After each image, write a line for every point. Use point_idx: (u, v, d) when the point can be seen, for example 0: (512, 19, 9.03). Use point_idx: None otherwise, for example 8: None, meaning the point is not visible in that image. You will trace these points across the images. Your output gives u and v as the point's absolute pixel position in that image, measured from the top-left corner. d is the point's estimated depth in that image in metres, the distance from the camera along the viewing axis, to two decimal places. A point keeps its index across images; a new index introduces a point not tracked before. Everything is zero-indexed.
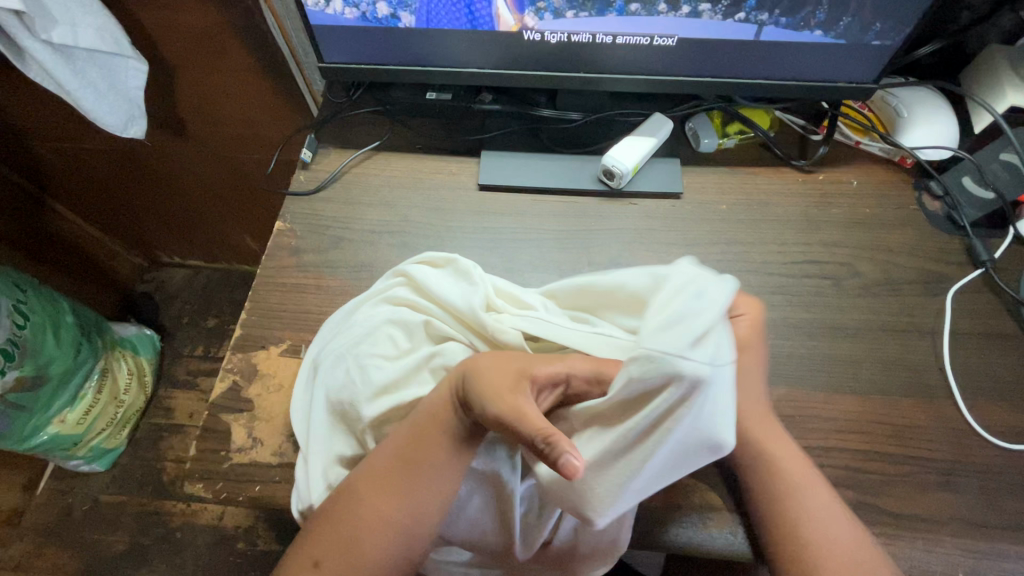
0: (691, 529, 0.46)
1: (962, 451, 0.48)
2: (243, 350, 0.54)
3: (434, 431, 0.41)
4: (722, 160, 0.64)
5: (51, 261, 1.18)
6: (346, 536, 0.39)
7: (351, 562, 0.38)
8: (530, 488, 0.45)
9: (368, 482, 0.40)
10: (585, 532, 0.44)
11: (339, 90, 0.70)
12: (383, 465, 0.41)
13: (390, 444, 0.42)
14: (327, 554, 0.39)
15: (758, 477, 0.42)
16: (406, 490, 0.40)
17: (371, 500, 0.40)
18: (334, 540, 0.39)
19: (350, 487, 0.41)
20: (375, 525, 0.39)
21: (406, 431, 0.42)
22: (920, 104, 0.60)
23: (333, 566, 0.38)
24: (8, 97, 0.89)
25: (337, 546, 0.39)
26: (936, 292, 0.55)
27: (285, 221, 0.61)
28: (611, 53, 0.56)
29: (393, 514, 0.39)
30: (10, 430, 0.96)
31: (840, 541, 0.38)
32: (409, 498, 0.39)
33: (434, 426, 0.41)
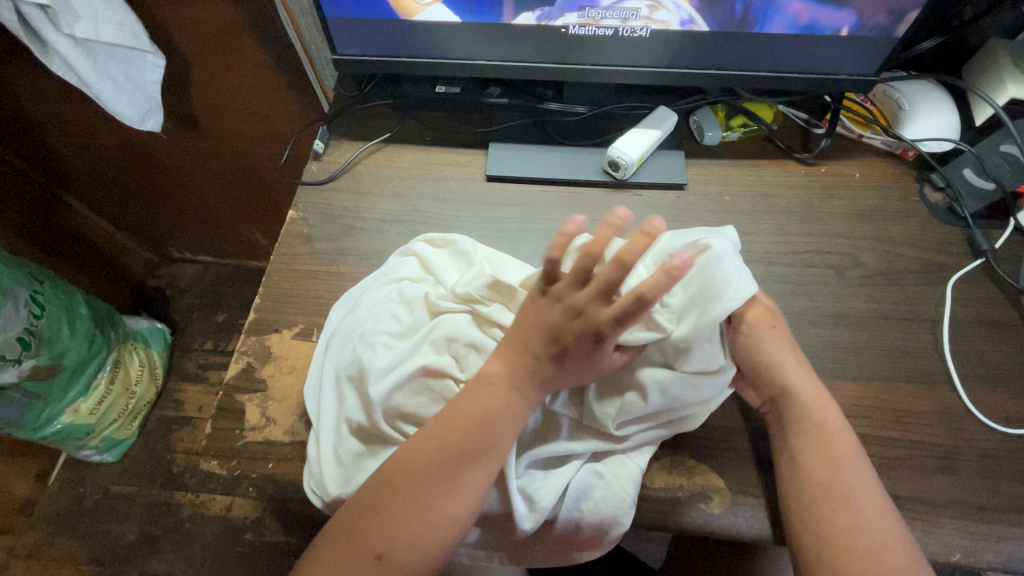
0: (693, 509, 0.47)
1: (962, 435, 0.48)
2: (257, 333, 0.56)
3: (493, 423, 0.42)
4: (726, 153, 0.65)
5: (66, 254, 1.20)
6: (410, 527, 0.40)
7: (417, 554, 0.39)
8: (530, 462, 0.46)
9: (418, 471, 0.41)
10: (587, 509, 0.45)
11: (351, 84, 0.72)
12: (439, 458, 0.41)
13: (437, 434, 0.42)
14: (390, 548, 0.39)
15: (806, 467, 0.43)
16: (467, 481, 0.41)
17: (427, 486, 0.41)
18: (396, 533, 0.40)
19: (404, 482, 0.41)
20: (441, 519, 0.40)
21: (460, 422, 0.42)
22: (922, 98, 0.61)
23: (396, 559, 0.39)
24: (28, 92, 0.91)
25: (402, 540, 0.39)
26: (937, 282, 0.56)
27: (298, 210, 0.63)
28: (614, 45, 0.57)
29: (455, 506, 0.40)
30: (25, 418, 0.98)
31: (878, 541, 0.39)
32: (458, 479, 0.41)
33: (491, 416, 0.42)
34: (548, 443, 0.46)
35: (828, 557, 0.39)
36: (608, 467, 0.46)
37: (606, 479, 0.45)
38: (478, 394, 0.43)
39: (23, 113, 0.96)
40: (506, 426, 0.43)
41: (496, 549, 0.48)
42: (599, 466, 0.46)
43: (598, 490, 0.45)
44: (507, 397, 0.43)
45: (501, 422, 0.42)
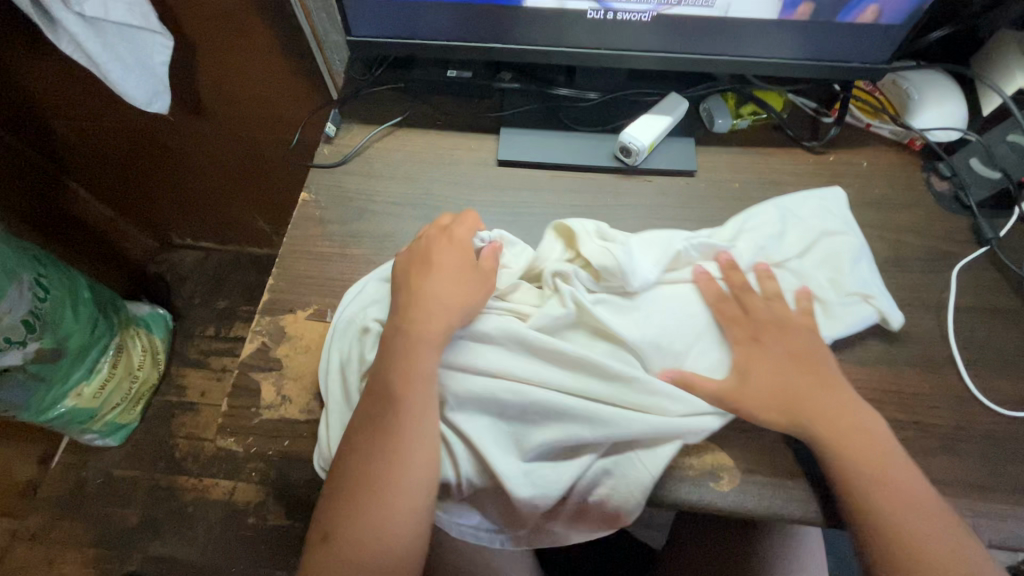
0: (703, 489, 0.47)
1: (966, 418, 0.50)
2: (271, 313, 0.56)
3: (411, 382, 0.44)
4: (735, 141, 0.66)
5: (66, 239, 1.20)
6: (351, 507, 0.41)
7: (387, 527, 0.40)
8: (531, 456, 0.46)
9: (351, 452, 0.43)
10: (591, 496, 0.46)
11: (361, 67, 0.71)
12: (373, 432, 0.43)
13: (366, 409, 0.44)
14: (349, 532, 0.41)
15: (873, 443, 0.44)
16: (403, 444, 0.42)
17: (365, 467, 0.42)
18: (342, 517, 0.41)
19: (356, 467, 0.42)
20: (397, 492, 0.41)
21: (384, 398, 0.44)
22: (930, 87, 0.62)
23: (348, 535, 0.40)
24: (32, 74, 0.91)
25: (367, 519, 0.41)
26: (943, 269, 0.57)
27: (310, 192, 0.63)
28: (628, 30, 0.57)
29: (391, 477, 0.42)
30: (29, 400, 0.98)
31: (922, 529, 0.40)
32: (391, 453, 0.42)
33: (416, 379, 0.44)
34: (523, 428, 0.46)
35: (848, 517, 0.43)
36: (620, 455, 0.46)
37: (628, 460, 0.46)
38: (400, 367, 0.45)
39: (25, 94, 0.95)
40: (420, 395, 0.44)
41: (515, 529, 0.48)
42: (614, 454, 0.46)
43: (596, 466, 0.46)
44: (421, 351, 0.46)
45: (419, 376, 0.45)
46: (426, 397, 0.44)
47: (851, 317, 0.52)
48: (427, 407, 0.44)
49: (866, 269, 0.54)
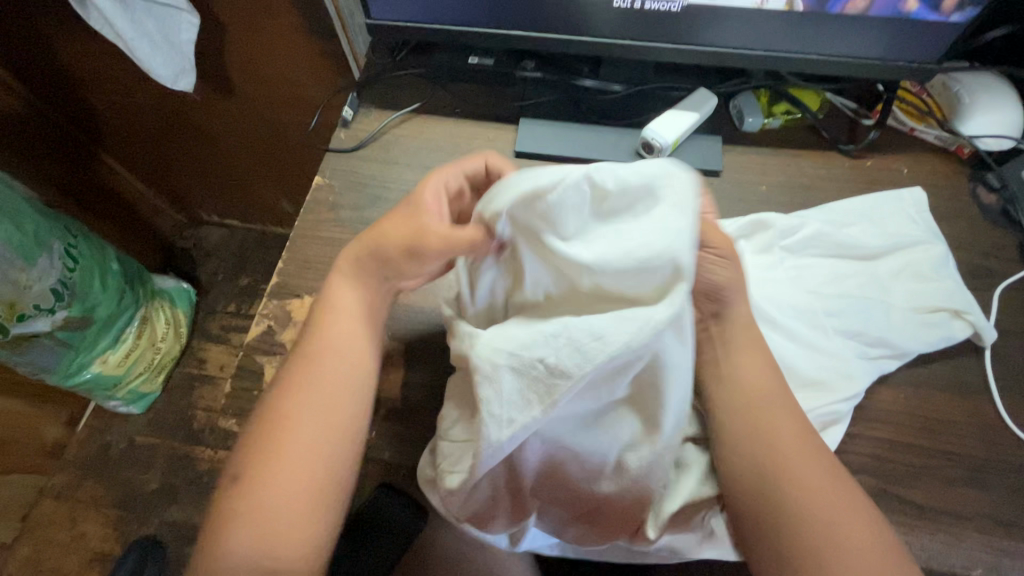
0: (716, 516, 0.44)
1: (996, 449, 0.46)
2: (278, 297, 0.56)
3: (340, 341, 0.45)
4: (765, 141, 0.62)
5: (99, 211, 1.23)
6: (283, 439, 0.41)
7: (283, 488, 0.40)
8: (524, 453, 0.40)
9: (287, 391, 0.43)
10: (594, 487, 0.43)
11: (383, 51, 0.70)
12: (304, 389, 0.43)
13: (314, 353, 0.44)
14: (273, 483, 0.40)
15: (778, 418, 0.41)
16: (335, 404, 0.43)
17: (286, 404, 0.43)
18: (269, 456, 0.41)
19: (273, 418, 0.42)
20: (301, 445, 0.41)
21: (302, 355, 0.45)
22: (983, 91, 0.57)
23: (276, 488, 0.40)
24: (68, 48, 0.93)
25: (290, 472, 0.40)
26: (984, 288, 0.53)
27: (325, 176, 0.62)
28: (657, 21, 0.55)
29: (315, 409, 0.42)
30: (57, 364, 1.01)
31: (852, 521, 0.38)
32: (322, 380, 0.43)
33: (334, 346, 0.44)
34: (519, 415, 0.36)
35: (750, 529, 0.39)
36: (695, 462, 0.43)
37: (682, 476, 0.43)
38: (339, 309, 0.45)
39: (62, 68, 0.98)
40: (349, 335, 0.45)
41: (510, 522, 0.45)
42: (680, 456, 0.44)
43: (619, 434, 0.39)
44: (334, 311, 0.45)
45: (348, 342, 0.45)
46: (352, 332, 0.45)
47: (948, 331, 0.49)
48: (353, 336, 0.45)
49: (955, 280, 0.51)
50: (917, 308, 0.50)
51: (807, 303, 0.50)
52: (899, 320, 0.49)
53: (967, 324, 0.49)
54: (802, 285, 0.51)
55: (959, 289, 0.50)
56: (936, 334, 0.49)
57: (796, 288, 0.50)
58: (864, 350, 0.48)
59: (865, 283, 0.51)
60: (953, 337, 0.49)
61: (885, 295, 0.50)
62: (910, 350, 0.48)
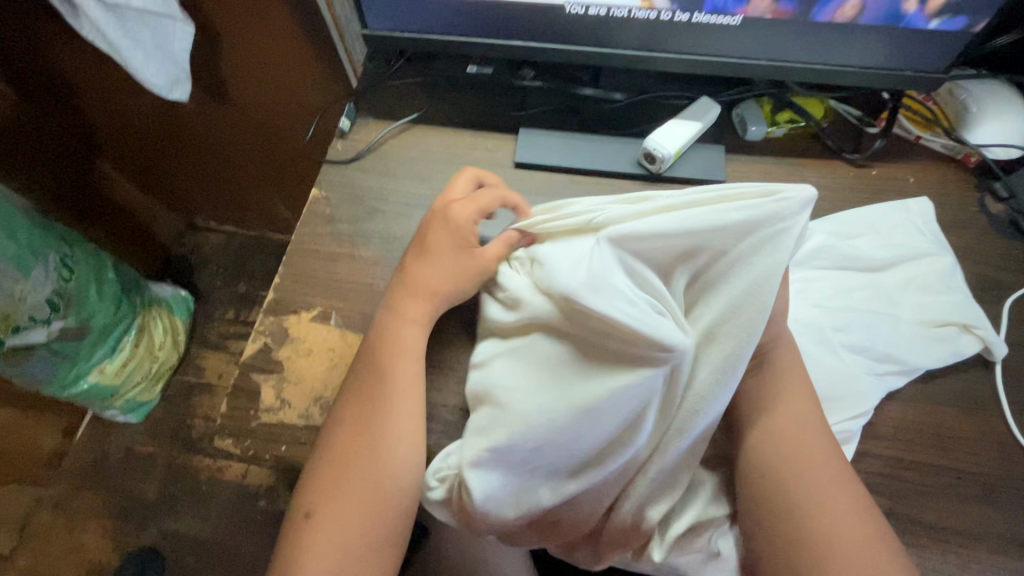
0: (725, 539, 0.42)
1: (1008, 466, 0.46)
2: (275, 313, 0.55)
3: (390, 369, 0.45)
4: (769, 151, 0.62)
5: (95, 219, 1.22)
6: (348, 472, 0.42)
7: (349, 521, 0.40)
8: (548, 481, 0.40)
9: (343, 425, 0.44)
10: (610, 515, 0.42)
11: (379, 59, 0.69)
12: (354, 419, 0.44)
13: (365, 382, 0.45)
14: (330, 515, 0.40)
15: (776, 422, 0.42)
16: (381, 432, 0.43)
17: (346, 437, 0.43)
18: (328, 491, 0.41)
19: (335, 451, 0.43)
20: (368, 474, 0.41)
21: (358, 385, 0.45)
22: (991, 99, 0.57)
23: (329, 514, 0.40)
24: (62, 57, 0.92)
25: (343, 501, 0.41)
26: (993, 300, 0.52)
27: (322, 189, 0.61)
28: (658, 30, 0.54)
29: (371, 443, 0.42)
30: (53, 376, 1.00)
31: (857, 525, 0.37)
32: (376, 411, 0.44)
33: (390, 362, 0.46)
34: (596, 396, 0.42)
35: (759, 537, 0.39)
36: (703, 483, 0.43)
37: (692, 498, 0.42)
38: (392, 342, 0.46)
39: (57, 77, 0.97)
40: (408, 366, 0.46)
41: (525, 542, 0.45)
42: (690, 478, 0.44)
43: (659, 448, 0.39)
44: (393, 342, 0.46)
45: (404, 371, 0.45)
46: (409, 366, 0.46)
47: (957, 346, 0.48)
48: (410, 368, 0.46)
49: (963, 292, 0.50)
50: (925, 323, 0.49)
51: (814, 319, 0.49)
52: (909, 336, 0.48)
53: (977, 339, 0.48)
54: (808, 301, 0.50)
55: (968, 302, 0.49)
56: (947, 349, 0.48)
57: (802, 304, 0.50)
58: (875, 367, 0.47)
59: (874, 297, 0.50)
60: (964, 351, 0.48)
61: (893, 309, 0.50)
62: (920, 366, 0.47)
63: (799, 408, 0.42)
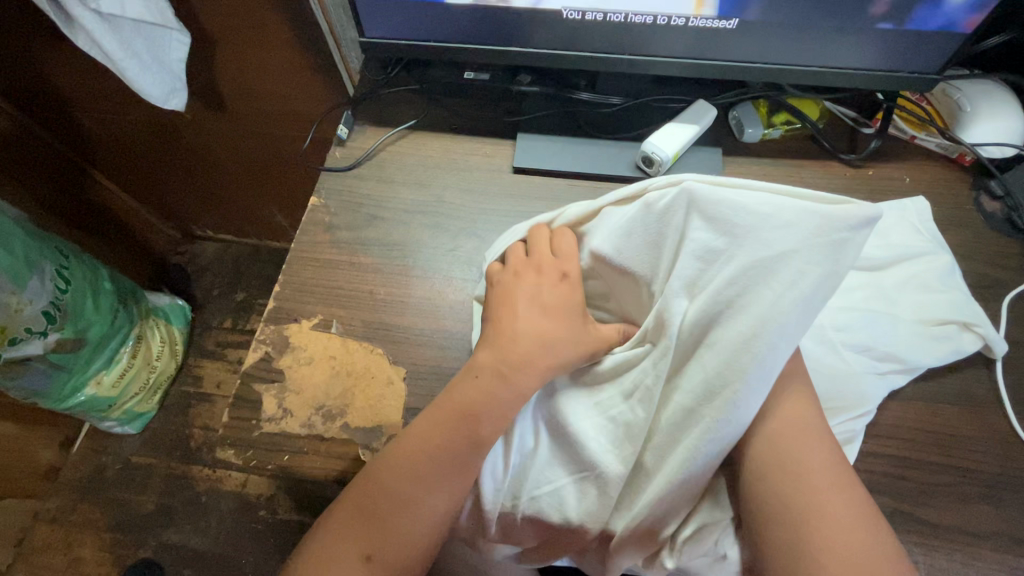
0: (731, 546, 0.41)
1: (1010, 463, 0.46)
2: (276, 322, 0.55)
3: (480, 415, 0.42)
4: (765, 152, 0.62)
5: (90, 229, 1.21)
6: (412, 518, 0.39)
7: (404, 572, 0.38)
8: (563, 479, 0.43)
9: (412, 461, 0.40)
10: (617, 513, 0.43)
11: (375, 67, 0.69)
12: (426, 461, 0.40)
13: (441, 424, 0.42)
14: (389, 562, 0.37)
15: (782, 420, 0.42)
16: (456, 483, 0.40)
17: (417, 479, 0.40)
18: (389, 533, 0.38)
19: (401, 487, 0.39)
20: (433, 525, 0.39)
21: (436, 423, 0.42)
22: (984, 99, 0.57)
23: (384, 552, 0.37)
24: (56, 68, 0.92)
25: (404, 552, 0.38)
26: (991, 298, 0.53)
27: (320, 197, 0.61)
28: (654, 34, 0.54)
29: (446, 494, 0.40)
30: (50, 388, 0.99)
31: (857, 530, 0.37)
32: (455, 460, 0.41)
33: (481, 410, 0.42)
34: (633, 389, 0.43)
35: (768, 528, 0.38)
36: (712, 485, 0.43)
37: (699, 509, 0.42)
38: (484, 390, 0.43)
39: (52, 87, 0.97)
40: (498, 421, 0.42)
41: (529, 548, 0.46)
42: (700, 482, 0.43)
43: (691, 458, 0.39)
44: (481, 387, 0.43)
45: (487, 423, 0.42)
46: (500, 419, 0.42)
47: (956, 344, 0.48)
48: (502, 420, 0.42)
49: (961, 290, 0.50)
50: (926, 321, 0.49)
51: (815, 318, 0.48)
52: (910, 334, 0.48)
53: (978, 336, 0.48)
54: None
55: (967, 301, 0.50)
56: (947, 347, 0.48)
57: None
58: (875, 366, 0.47)
59: (874, 296, 0.50)
60: (964, 348, 0.48)
61: (893, 307, 0.50)
62: (922, 364, 0.48)
63: (803, 409, 0.42)
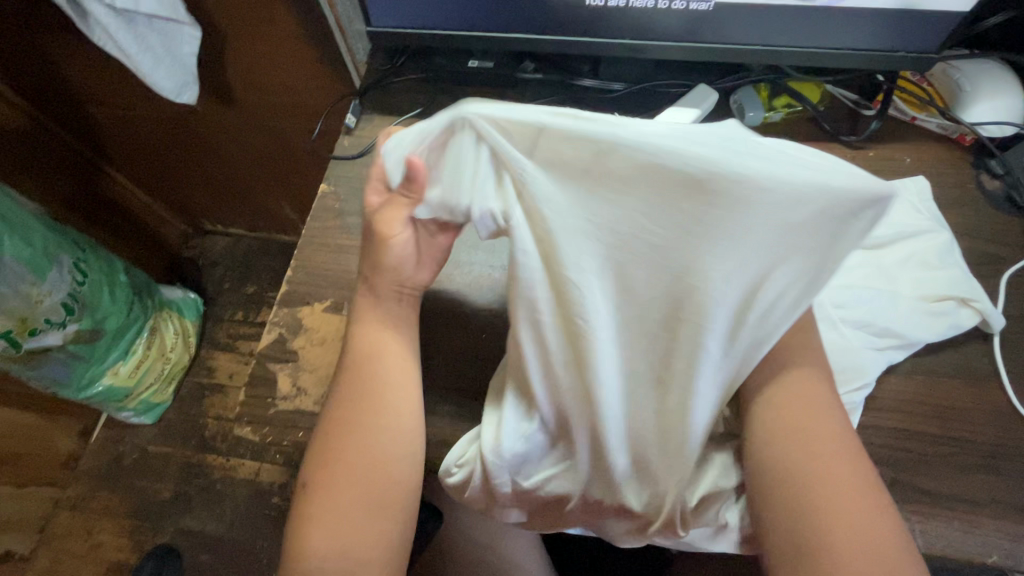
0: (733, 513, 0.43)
1: (1008, 434, 0.47)
2: (289, 305, 0.57)
3: (380, 347, 0.46)
4: (767, 134, 0.63)
5: (104, 224, 1.23)
6: (341, 455, 0.43)
7: (337, 498, 0.42)
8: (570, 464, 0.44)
9: (339, 403, 0.45)
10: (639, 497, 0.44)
11: (382, 56, 0.70)
12: (350, 397, 0.45)
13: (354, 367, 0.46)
14: (324, 489, 0.42)
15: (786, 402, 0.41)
16: (374, 415, 0.44)
17: (344, 415, 0.45)
18: (320, 468, 0.43)
19: (333, 424, 0.44)
20: (358, 452, 0.43)
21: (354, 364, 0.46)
22: (983, 79, 0.58)
23: (321, 488, 0.42)
24: (72, 65, 0.94)
25: (337, 479, 0.42)
26: (991, 275, 0.53)
27: (330, 184, 0.63)
28: (654, 19, 0.55)
29: (370, 425, 0.44)
30: (69, 377, 1.02)
31: (857, 507, 0.38)
32: (369, 394, 0.45)
33: (380, 348, 0.46)
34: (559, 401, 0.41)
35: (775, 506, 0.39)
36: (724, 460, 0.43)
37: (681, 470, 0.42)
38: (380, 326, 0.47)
39: (65, 84, 0.99)
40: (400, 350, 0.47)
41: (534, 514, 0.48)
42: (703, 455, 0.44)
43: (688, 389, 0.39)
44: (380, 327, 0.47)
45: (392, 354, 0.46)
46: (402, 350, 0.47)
47: (955, 319, 0.49)
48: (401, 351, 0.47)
49: (961, 267, 0.51)
50: (926, 297, 0.49)
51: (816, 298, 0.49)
52: (910, 310, 0.49)
53: (978, 313, 0.49)
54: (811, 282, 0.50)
55: (966, 277, 0.50)
56: (946, 321, 0.49)
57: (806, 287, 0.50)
58: (877, 342, 0.48)
59: (875, 275, 0.51)
60: (964, 322, 0.49)
61: (894, 285, 0.50)
62: (922, 339, 0.48)
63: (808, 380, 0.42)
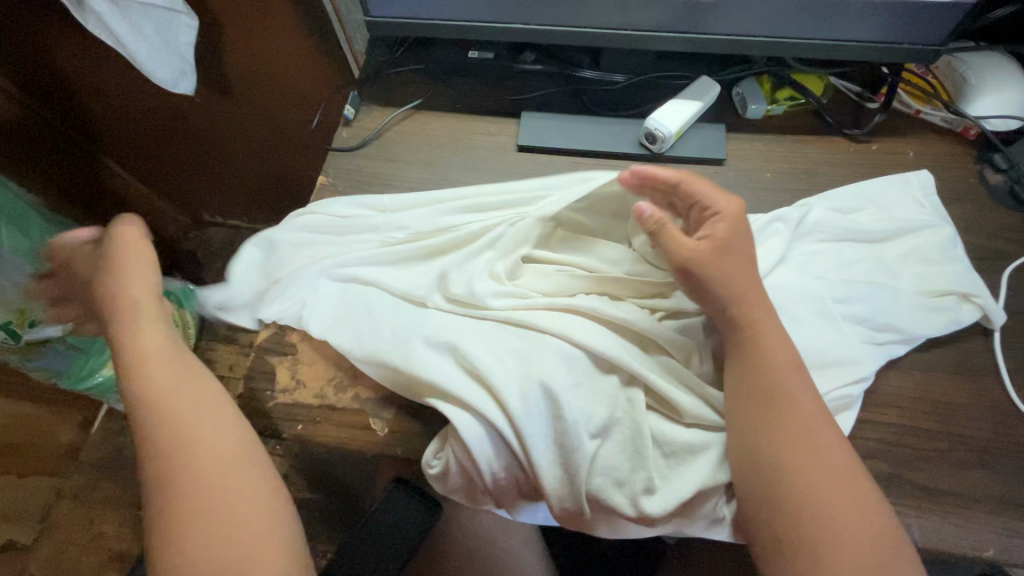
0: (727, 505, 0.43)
1: (1005, 430, 0.47)
2: None
3: (187, 389, 0.43)
4: (770, 127, 0.62)
5: (103, 215, 1.23)
6: (197, 498, 0.39)
7: (216, 537, 0.37)
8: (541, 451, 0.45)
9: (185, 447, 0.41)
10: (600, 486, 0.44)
11: (381, 47, 0.70)
12: (179, 441, 0.41)
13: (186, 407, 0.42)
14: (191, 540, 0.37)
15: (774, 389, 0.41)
16: (212, 448, 0.41)
17: (190, 461, 0.40)
18: (192, 517, 0.38)
19: (171, 474, 0.39)
20: (218, 486, 0.39)
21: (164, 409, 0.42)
22: (989, 71, 0.57)
23: (187, 541, 0.37)
24: (68, 56, 0.93)
25: (201, 526, 0.38)
26: (991, 270, 0.53)
27: (328, 176, 0.62)
28: (657, 10, 0.54)
29: (211, 458, 0.40)
30: (68, 368, 1.01)
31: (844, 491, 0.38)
32: (197, 428, 0.41)
33: (180, 392, 0.43)
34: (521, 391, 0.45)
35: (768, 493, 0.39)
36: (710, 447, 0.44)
37: (645, 461, 0.44)
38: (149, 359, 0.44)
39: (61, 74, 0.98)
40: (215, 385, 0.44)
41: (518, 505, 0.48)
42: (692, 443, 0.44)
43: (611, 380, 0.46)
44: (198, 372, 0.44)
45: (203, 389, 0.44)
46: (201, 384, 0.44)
47: (955, 314, 0.49)
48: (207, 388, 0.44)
49: (962, 261, 0.51)
50: (926, 292, 0.49)
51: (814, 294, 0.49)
52: (909, 305, 0.48)
53: (980, 308, 0.49)
54: (810, 278, 0.50)
55: (967, 272, 0.50)
56: (945, 317, 0.49)
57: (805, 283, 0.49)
58: (876, 337, 0.48)
59: (874, 270, 0.51)
60: (965, 318, 0.49)
61: (893, 280, 0.50)
62: (922, 334, 0.48)
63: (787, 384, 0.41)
